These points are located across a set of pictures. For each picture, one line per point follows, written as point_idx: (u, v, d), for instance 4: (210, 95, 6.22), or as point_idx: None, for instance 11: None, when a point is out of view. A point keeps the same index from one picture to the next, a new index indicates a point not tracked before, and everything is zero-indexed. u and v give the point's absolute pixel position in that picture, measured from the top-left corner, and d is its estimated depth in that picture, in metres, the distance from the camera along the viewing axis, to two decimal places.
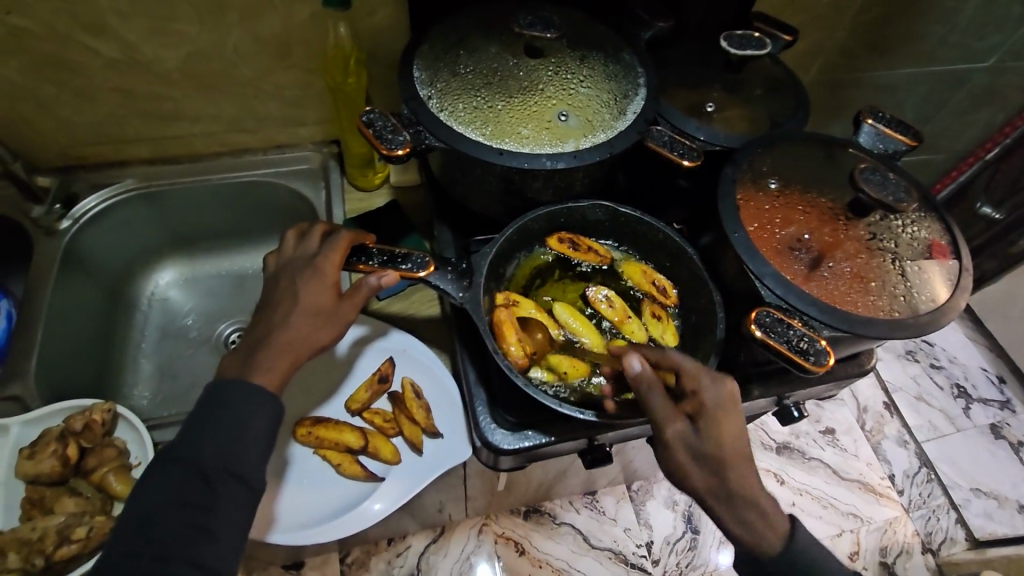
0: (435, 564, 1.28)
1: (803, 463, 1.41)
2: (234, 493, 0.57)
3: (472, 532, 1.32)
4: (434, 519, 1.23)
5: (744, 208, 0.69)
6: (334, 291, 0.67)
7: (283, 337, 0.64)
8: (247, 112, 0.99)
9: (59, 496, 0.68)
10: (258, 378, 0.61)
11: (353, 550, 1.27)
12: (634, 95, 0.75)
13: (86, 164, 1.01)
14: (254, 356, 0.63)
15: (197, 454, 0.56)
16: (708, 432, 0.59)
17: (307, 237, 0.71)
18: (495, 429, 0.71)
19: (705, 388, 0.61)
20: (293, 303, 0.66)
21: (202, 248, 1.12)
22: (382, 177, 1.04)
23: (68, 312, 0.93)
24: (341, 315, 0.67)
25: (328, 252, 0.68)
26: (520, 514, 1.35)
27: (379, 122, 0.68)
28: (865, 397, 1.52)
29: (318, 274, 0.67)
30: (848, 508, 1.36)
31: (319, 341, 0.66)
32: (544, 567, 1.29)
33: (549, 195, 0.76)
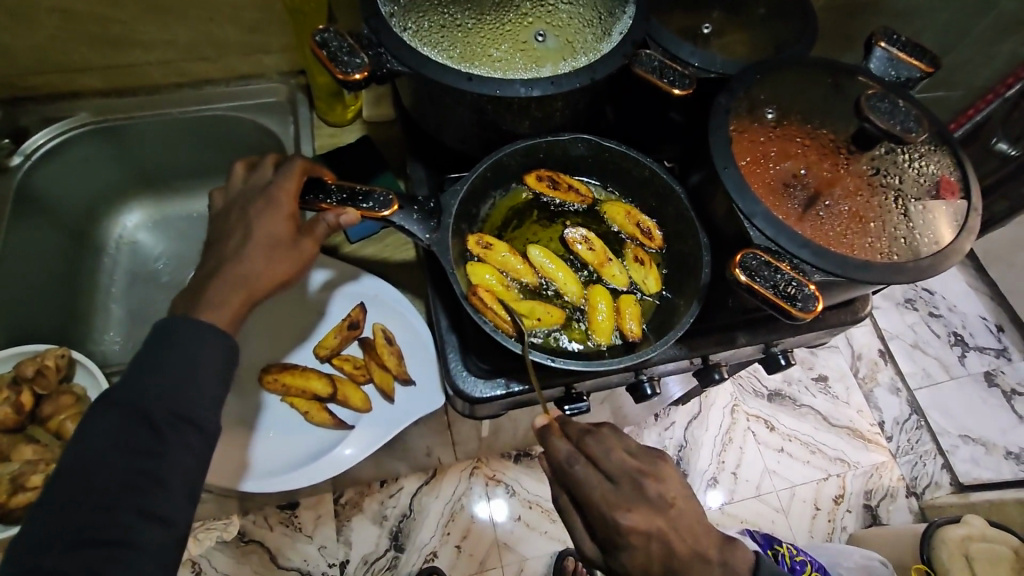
0: (427, 504, 1.29)
1: (793, 409, 1.40)
2: (186, 441, 0.54)
3: (463, 475, 1.32)
4: (424, 462, 1.23)
5: (737, 141, 0.63)
6: (291, 224, 0.63)
7: (234, 270, 0.60)
8: (204, 36, 0.91)
9: (16, 443, 0.66)
10: (205, 317, 0.58)
11: (347, 491, 1.29)
12: (621, 13, 0.67)
13: (35, 96, 0.93)
14: (201, 292, 0.59)
15: (143, 399, 0.53)
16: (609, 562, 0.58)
17: (259, 166, 0.66)
18: (467, 377, 0.68)
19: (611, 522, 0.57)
20: (247, 236, 0.62)
21: (169, 189, 1.06)
22: (354, 111, 0.97)
23: (25, 254, 0.89)
24: (300, 250, 0.63)
25: (283, 181, 0.63)
26: (511, 458, 1.35)
27: (335, 43, 0.61)
28: (859, 344, 1.50)
29: (274, 204, 0.62)
30: (835, 453, 1.36)
31: (274, 275, 0.62)
32: (534, 508, 1.31)
33: (526, 127, 0.70)
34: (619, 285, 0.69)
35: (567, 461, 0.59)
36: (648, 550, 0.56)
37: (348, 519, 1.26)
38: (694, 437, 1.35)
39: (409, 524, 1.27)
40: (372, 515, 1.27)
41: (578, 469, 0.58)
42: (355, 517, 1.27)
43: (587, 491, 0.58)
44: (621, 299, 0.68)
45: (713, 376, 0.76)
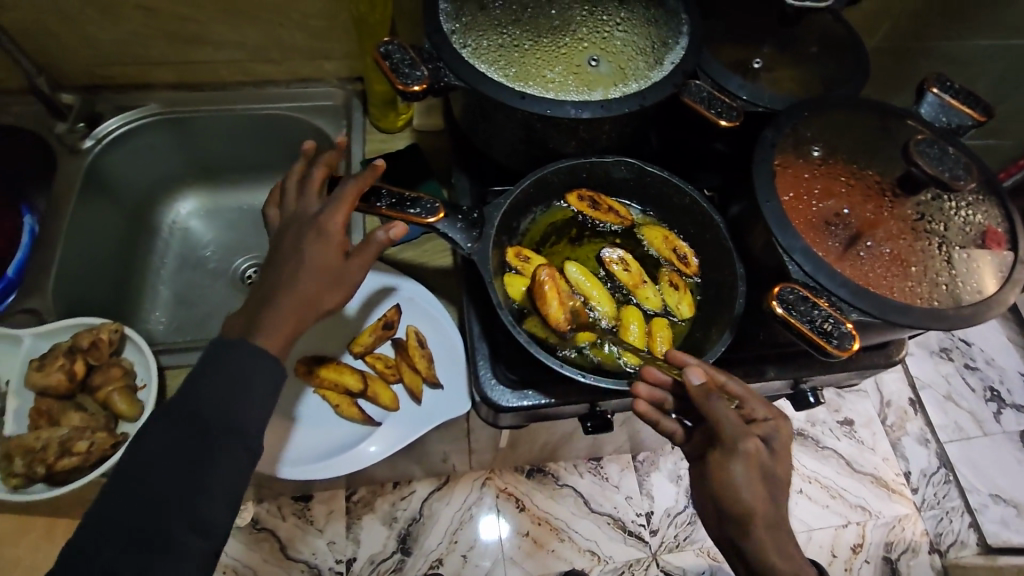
0: (437, 510, 1.30)
1: (815, 451, 1.37)
2: (232, 453, 0.57)
3: (475, 484, 1.33)
4: (438, 467, 1.24)
5: (780, 176, 0.63)
6: (341, 253, 0.63)
7: (289, 297, 0.60)
8: (273, 40, 0.96)
9: (65, 410, 0.69)
10: (259, 339, 0.59)
11: (360, 489, 1.31)
12: (674, 44, 0.69)
13: (111, 84, 1.00)
14: (256, 317, 0.60)
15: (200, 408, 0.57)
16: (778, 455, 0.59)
17: (309, 190, 0.67)
18: (495, 385, 0.69)
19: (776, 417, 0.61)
20: (297, 265, 0.61)
21: (223, 180, 1.11)
22: (404, 119, 1.00)
23: (87, 232, 0.94)
24: (351, 276, 0.63)
25: (333, 210, 0.63)
26: (524, 472, 1.35)
27: (397, 55, 0.65)
28: (889, 391, 1.46)
29: (325, 237, 0.63)
30: (857, 500, 1.33)
31: (327, 302, 0.62)
32: (543, 525, 1.31)
33: (573, 146, 0.72)
34: (652, 308, 0.70)
35: (704, 395, 0.57)
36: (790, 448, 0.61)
37: (359, 517, 1.28)
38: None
39: (418, 528, 1.28)
40: (383, 515, 1.29)
41: (715, 402, 0.57)
42: (366, 516, 1.28)
43: (721, 425, 0.57)
44: (653, 322, 0.69)
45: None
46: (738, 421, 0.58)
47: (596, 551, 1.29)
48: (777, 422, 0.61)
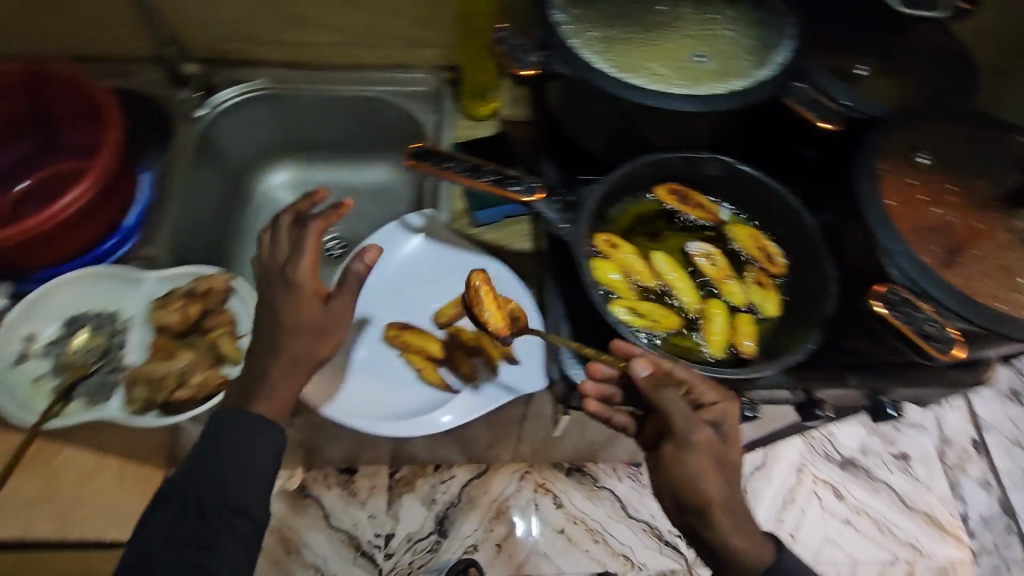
0: (475, 498, 1.32)
1: (866, 482, 1.34)
2: (236, 527, 0.63)
3: (514, 477, 1.35)
4: (482, 453, 1.28)
5: (885, 180, 0.64)
6: (319, 298, 0.67)
7: (287, 350, 0.65)
8: (378, 26, 1.02)
9: (177, 347, 0.75)
10: (256, 407, 0.65)
11: (401, 468, 1.35)
12: (780, 45, 0.70)
13: (226, 59, 1.07)
14: (257, 385, 0.65)
15: (197, 488, 0.63)
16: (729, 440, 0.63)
17: (279, 241, 0.71)
18: (576, 364, 0.71)
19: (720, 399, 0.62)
20: (275, 324, 0.66)
21: (314, 155, 1.17)
22: (489, 110, 1.04)
23: (196, 193, 1.01)
24: (335, 318, 0.67)
25: (296, 261, 0.67)
26: (562, 470, 1.37)
27: (511, 41, 0.69)
28: (952, 429, 1.41)
29: (295, 289, 0.66)
30: (907, 538, 1.28)
31: (319, 351, 0.66)
32: (578, 525, 1.32)
33: (668, 140, 0.73)
34: (737, 303, 0.71)
35: (652, 387, 0.59)
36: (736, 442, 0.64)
37: (399, 495, 1.32)
38: (755, 491, 1.31)
39: (455, 513, 1.31)
40: (422, 496, 1.32)
41: (664, 395, 0.60)
42: (405, 495, 1.32)
43: (670, 414, 0.60)
44: (737, 317, 0.69)
45: (812, 413, 0.75)
46: (687, 410, 0.61)
47: (629, 556, 1.29)
48: (727, 405, 0.62)
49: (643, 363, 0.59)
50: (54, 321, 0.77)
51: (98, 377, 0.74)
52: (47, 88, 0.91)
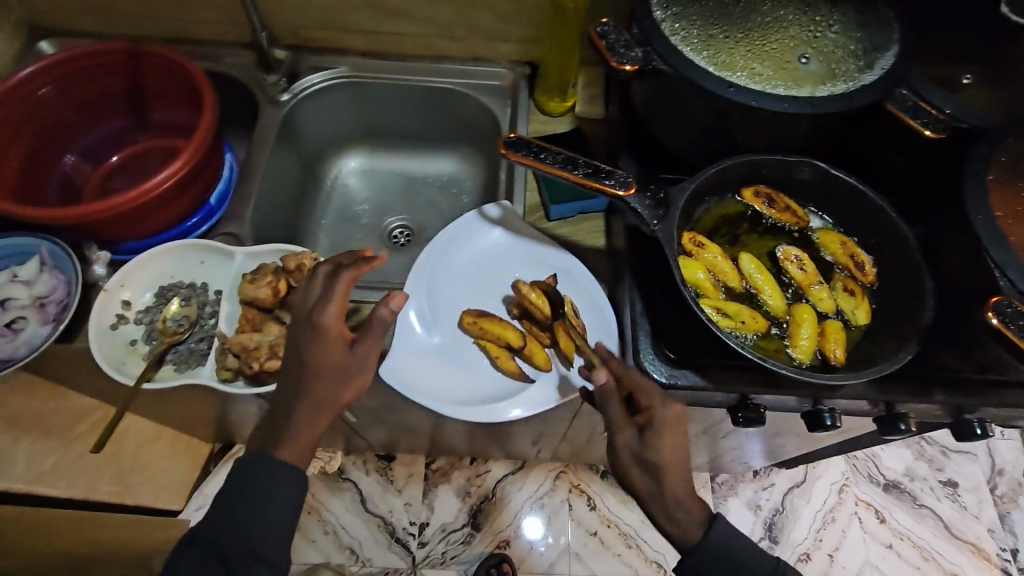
0: (509, 493, 1.34)
1: (912, 507, 1.32)
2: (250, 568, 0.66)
3: (549, 475, 1.36)
4: (522, 450, 1.28)
5: (994, 192, 0.62)
6: (345, 343, 0.66)
7: (311, 395, 0.65)
8: (462, 19, 1.03)
9: (268, 320, 0.77)
10: (281, 454, 0.67)
11: (438, 459, 1.36)
12: (886, 50, 0.69)
13: (311, 46, 1.10)
14: (281, 430, 0.67)
15: (217, 540, 0.67)
16: (654, 442, 0.63)
17: (311, 282, 0.69)
18: (654, 361, 0.71)
19: (658, 404, 0.65)
20: (303, 369, 0.65)
21: (385, 144, 1.20)
22: (568, 106, 1.04)
23: (276, 175, 1.04)
24: (357, 366, 0.66)
25: (324, 307, 0.65)
26: (597, 473, 1.37)
27: (612, 35, 0.69)
28: (1004, 459, 1.39)
29: (322, 334, 0.65)
30: (952, 567, 1.26)
31: (343, 398, 0.67)
32: (611, 528, 1.31)
33: (762, 142, 0.73)
34: (825, 309, 0.70)
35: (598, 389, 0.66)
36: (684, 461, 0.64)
37: (435, 485, 1.34)
38: (793, 505, 1.31)
39: (490, 506, 1.32)
40: (457, 488, 1.34)
41: (607, 397, 0.66)
42: (441, 485, 1.34)
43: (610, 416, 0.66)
44: (827, 323, 0.68)
45: (897, 427, 0.70)
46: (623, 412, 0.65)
47: (662, 565, 1.28)
48: (668, 414, 0.64)
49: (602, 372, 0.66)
50: (150, 289, 0.81)
51: (187, 347, 0.79)
52: (149, 67, 0.95)
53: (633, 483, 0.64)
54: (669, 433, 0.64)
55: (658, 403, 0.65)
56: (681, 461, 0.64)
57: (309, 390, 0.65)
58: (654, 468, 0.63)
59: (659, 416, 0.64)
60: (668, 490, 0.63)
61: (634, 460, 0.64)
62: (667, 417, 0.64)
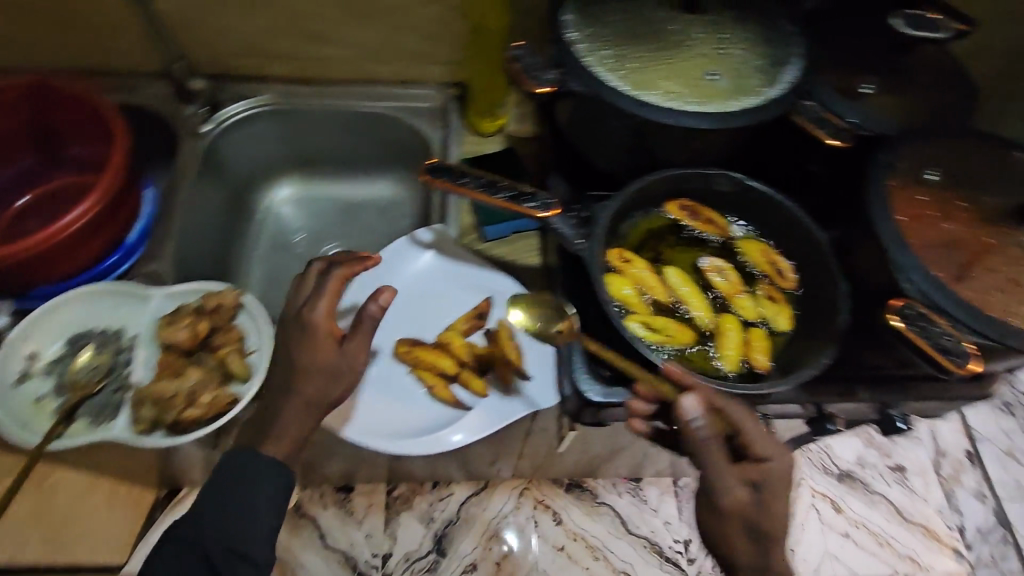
0: (474, 515, 1.24)
1: (865, 495, 1.31)
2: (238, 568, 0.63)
3: (513, 493, 1.28)
4: (481, 471, 1.25)
5: (894, 197, 0.65)
6: (335, 340, 0.68)
7: (298, 394, 0.66)
8: (385, 43, 1.02)
9: (186, 365, 0.74)
10: (266, 452, 0.66)
11: (398, 486, 1.29)
12: (789, 65, 0.72)
13: (232, 74, 1.07)
14: (263, 428, 0.66)
15: (201, 536, 0.63)
16: (770, 505, 0.60)
17: (302, 283, 0.73)
18: (587, 378, 0.71)
19: (773, 459, 0.62)
20: (289, 365, 0.67)
21: (318, 170, 1.17)
22: (497, 125, 1.04)
23: (201, 208, 1.00)
24: (347, 362, 0.68)
25: (314, 303, 0.69)
26: (563, 485, 1.30)
27: (527, 58, 0.70)
28: (946, 441, 1.39)
29: (311, 330, 0.68)
30: (905, 551, 1.26)
31: (330, 396, 0.67)
32: (578, 542, 1.23)
33: (680, 157, 0.74)
34: (749, 317, 0.71)
35: (698, 431, 0.59)
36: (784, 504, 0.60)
37: (397, 513, 1.24)
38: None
39: (453, 531, 1.22)
40: (419, 515, 1.24)
41: (705, 441, 0.59)
42: (403, 513, 1.24)
43: (707, 465, 0.59)
44: (750, 331, 0.70)
45: (825, 427, 0.73)
46: (725, 462, 0.60)
47: None
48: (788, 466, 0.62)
49: (692, 401, 0.59)
50: (59, 338, 0.77)
51: (100, 399, 0.73)
52: (56, 103, 0.90)
53: (734, 551, 0.60)
54: (780, 489, 0.61)
55: (772, 453, 0.62)
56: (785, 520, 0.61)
57: (298, 389, 0.66)
58: (761, 533, 0.60)
59: (774, 469, 0.61)
60: (773, 558, 0.60)
61: (745, 522, 0.60)
62: (781, 468, 0.61)
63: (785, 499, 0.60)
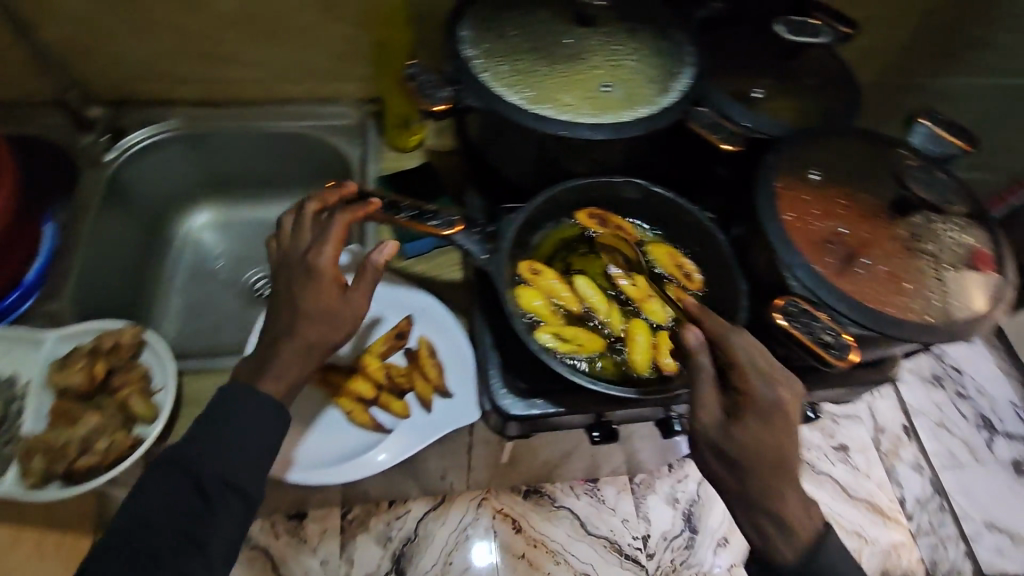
0: (432, 531, 1.22)
1: (812, 476, 1.35)
2: (228, 503, 0.59)
3: (471, 505, 1.25)
4: (435, 487, 1.17)
5: (782, 197, 0.68)
6: (338, 287, 0.66)
7: (296, 337, 0.64)
8: (294, 62, 1.00)
9: (83, 410, 0.72)
10: (264, 387, 0.63)
11: (354, 507, 1.23)
12: (680, 73, 0.74)
13: (136, 100, 1.03)
14: (264, 364, 0.63)
15: (195, 463, 0.59)
16: (744, 431, 0.58)
17: (302, 226, 0.70)
18: (505, 393, 0.71)
19: (757, 389, 0.59)
20: (292, 308, 0.64)
21: (237, 194, 1.13)
22: (416, 140, 1.03)
23: (106, 240, 0.96)
24: (351, 310, 0.66)
25: (320, 248, 0.66)
26: (520, 493, 1.27)
27: (422, 76, 0.69)
28: (884, 418, 1.45)
29: (316, 275, 0.65)
30: (852, 526, 1.31)
31: (331, 341, 0.65)
32: (539, 548, 1.22)
33: (584, 167, 0.75)
34: (659, 320, 0.72)
35: (694, 358, 0.60)
36: (761, 434, 0.58)
37: (353, 537, 1.21)
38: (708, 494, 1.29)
39: (412, 549, 1.20)
40: (377, 535, 1.21)
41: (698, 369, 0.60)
42: (359, 536, 1.21)
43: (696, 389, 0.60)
44: (660, 335, 0.71)
45: None
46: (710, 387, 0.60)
47: None
48: (768, 398, 0.59)
49: (695, 334, 0.61)
50: None
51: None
52: None
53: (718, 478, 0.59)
54: (766, 419, 0.59)
55: (758, 384, 0.59)
56: (782, 459, 0.58)
57: (300, 331, 0.63)
58: (740, 463, 0.58)
59: (763, 404, 0.59)
60: (753, 490, 0.57)
61: (712, 448, 0.59)
62: (769, 398, 0.59)
63: (768, 429, 0.58)
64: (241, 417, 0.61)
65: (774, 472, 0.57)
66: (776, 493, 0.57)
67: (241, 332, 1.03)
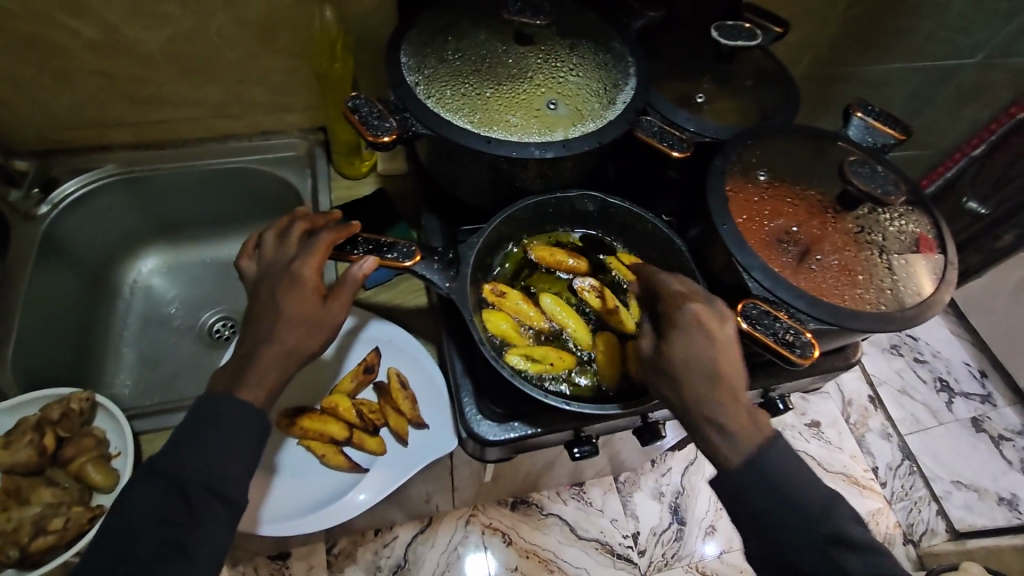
0: (422, 555, 1.19)
1: None
2: (214, 509, 0.56)
3: (459, 523, 1.23)
4: (421, 509, 1.14)
5: (733, 201, 0.69)
6: (318, 297, 0.64)
7: (270, 349, 0.61)
8: (231, 97, 0.97)
9: (35, 487, 0.71)
10: (243, 395, 0.59)
11: (340, 540, 1.18)
12: (624, 85, 0.75)
13: (66, 148, 0.98)
14: (241, 369, 0.60)
15: (182, 468, 0.56)
16: (667, 347, 0.60)
17: (286, 239, 0.67)
18: (481, 420, 0.70)
19: (674, 307, 0.61)
20: (277, 313, 0.62)
21: (185, 235, 1.09)
22: (369, 165, 1.02)
23: (45, 297, 0.91)
24: (330, 318, 0.64)
25: (306, 257, 0.64)
26: (508, 505, 1.26)
27: (365, 108, 0.67)
28: (850, 390, 1.49)
29: (298, 282, 0.63)
30: None
31: (307, 348, 0.62)
32: (532, 558, 1.21)
33: (537, 184, 0.75)
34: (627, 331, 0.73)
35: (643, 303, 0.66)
36: (686, 348, 0.59)
37: (340, 571, 1.16)
38: (691, 483, 1.32)
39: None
40: (366, 567, 1.17)
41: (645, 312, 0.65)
42: (348, 569, 1.16)
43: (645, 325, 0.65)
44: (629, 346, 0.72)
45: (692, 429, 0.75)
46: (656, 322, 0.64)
47: None
48: (685, 312, 0.60)
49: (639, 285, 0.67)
50: None
51: None
52: None
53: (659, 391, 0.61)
54: (686, 332, 0.60)
55: (677, 304, 0.61)
56: (713, 368, 0.59)
57: (279, 336, 0.61)
58: (676, 374, 0.59)
59: (680, 320, 0.60)
60: (688, 395, 0.58)
61: (651, 369, 0.61)
62: (686, 315, 0.60)
63: (687, 341, 0.59)
64: (232, 415, 0.58)
65: (705, 380, 0.58)
66: (709, 399, 0.58)
67: (202, 379, 0.99)
